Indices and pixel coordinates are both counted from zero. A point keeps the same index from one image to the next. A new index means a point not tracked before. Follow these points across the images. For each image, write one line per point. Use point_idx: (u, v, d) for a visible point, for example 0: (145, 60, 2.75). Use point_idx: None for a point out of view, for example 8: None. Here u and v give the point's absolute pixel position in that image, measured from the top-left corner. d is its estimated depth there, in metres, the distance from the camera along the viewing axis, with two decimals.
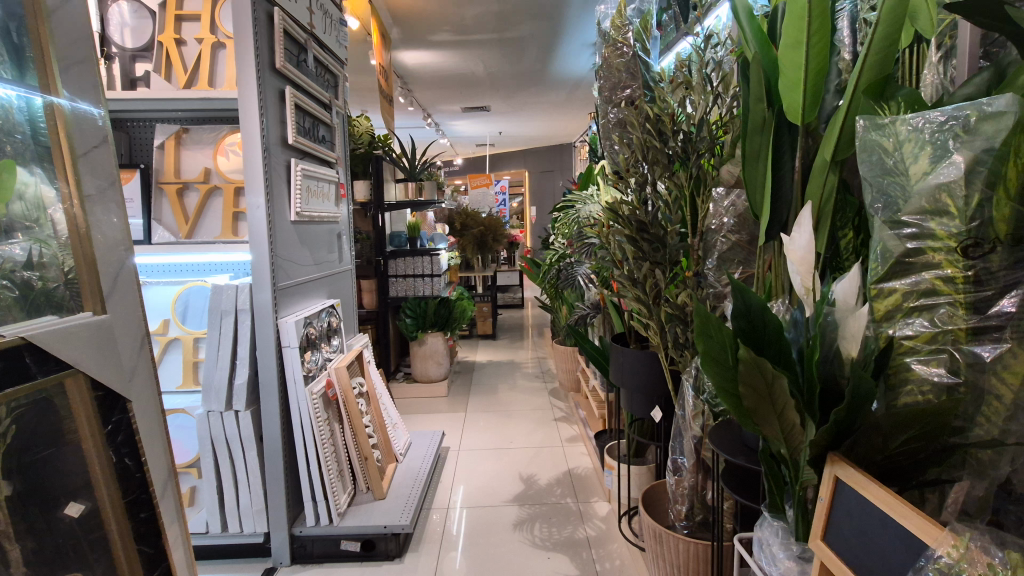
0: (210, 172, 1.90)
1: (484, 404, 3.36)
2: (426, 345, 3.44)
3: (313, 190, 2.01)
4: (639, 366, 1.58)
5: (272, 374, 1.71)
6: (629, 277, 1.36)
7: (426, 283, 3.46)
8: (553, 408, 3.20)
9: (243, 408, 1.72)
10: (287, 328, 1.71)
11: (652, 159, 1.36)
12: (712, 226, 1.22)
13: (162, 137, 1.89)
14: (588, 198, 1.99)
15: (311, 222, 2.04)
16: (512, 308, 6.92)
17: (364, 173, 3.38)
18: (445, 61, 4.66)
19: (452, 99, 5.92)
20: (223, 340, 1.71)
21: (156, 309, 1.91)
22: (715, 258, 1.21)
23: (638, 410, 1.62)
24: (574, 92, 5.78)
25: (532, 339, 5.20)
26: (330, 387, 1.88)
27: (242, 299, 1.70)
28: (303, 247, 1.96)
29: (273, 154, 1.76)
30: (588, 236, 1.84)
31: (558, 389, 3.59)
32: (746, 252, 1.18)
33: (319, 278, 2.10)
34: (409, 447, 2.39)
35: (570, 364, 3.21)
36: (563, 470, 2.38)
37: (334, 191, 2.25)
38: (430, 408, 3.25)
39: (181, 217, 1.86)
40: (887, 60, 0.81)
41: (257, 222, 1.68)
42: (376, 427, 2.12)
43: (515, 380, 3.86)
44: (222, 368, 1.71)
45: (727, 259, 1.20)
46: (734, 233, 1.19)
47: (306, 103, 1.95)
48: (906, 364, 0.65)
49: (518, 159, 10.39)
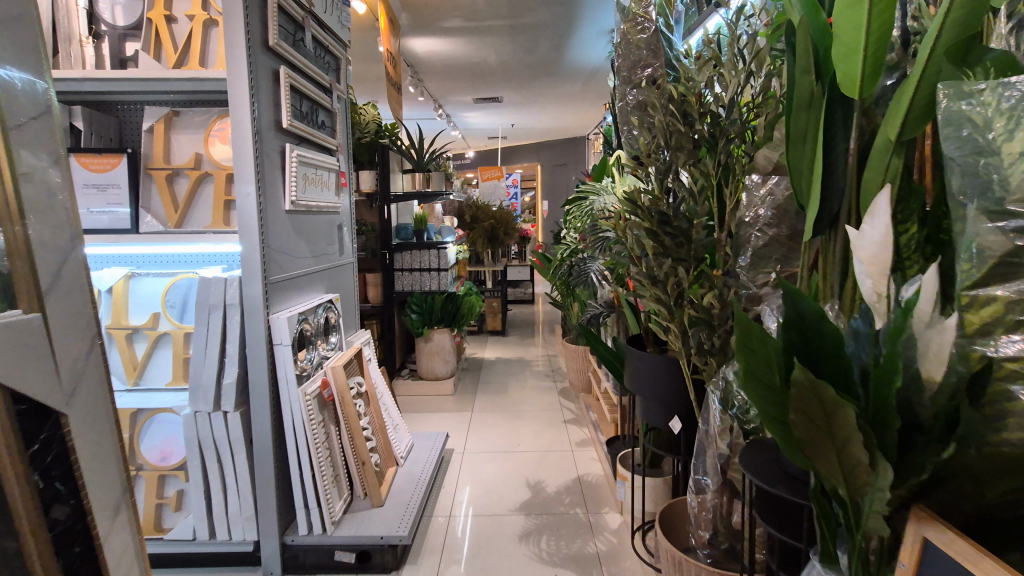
0: (200, 158, 1.79)
1: (491, 403, 3.24)
2: (432, 341, 3.34)
3: (310, 179, 1.90)
4: (659, 370, 1.45)
5: (263, 374, 1.61)
6: (648, 275, 1.22)
7: (432, 277, 3.33)
8: (563, 409, 3.07)
9: (232, 409, 1.61)
10: (279, 325, 1.61)
11: (676, 144, 1.23)
12: (746, 219, 1.07)
13: (151, 120, 1.77)
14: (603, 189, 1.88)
15: (308, 212, 1.93)
16: (522, 304, 6.79)
17: (370, 162, 3.27)
18: (456, 49, 4.53)
19: (463, 89, 5.79)
20: (211, 336, 1.60)
21: (147, 301, 1.83)
22: (750, 255, 1.08)
23: (655, 421, 1.50)
24: (589, 83, 5.62)
25: (543, 336, 5.07)
26: (326, 388, 1.77)
27: (231, 293, 1.59)
28: (299, 239, 1.86)
29: (266, 139, 1.65)
30: (602, 230, 1.72)
31: (568, 389, 3.46)
32: (786, 248, 1.05)
33: (316, 272, 2.00)
34: (411, 450, 2.28)
35: (581, 364, 3.08)
36: (573, 477, 2.26)
37: (335, 180, 2.14)
38: (436, 407, 3.14)
39: (171, 205, 1.75)
40: (976, 13, 0.65)
41: (247, 212, 1.57)
42: (375, 429, 2.01)
43: (524, 379, 3.74)
44: (210, 366, 1.60)
45: (764, 256, 1.06)
46: (772, 226, 1.05)
47: (303, 85, 1.84)
48: (1008, 393, 0.51)
49: (531, 152, 10.25)
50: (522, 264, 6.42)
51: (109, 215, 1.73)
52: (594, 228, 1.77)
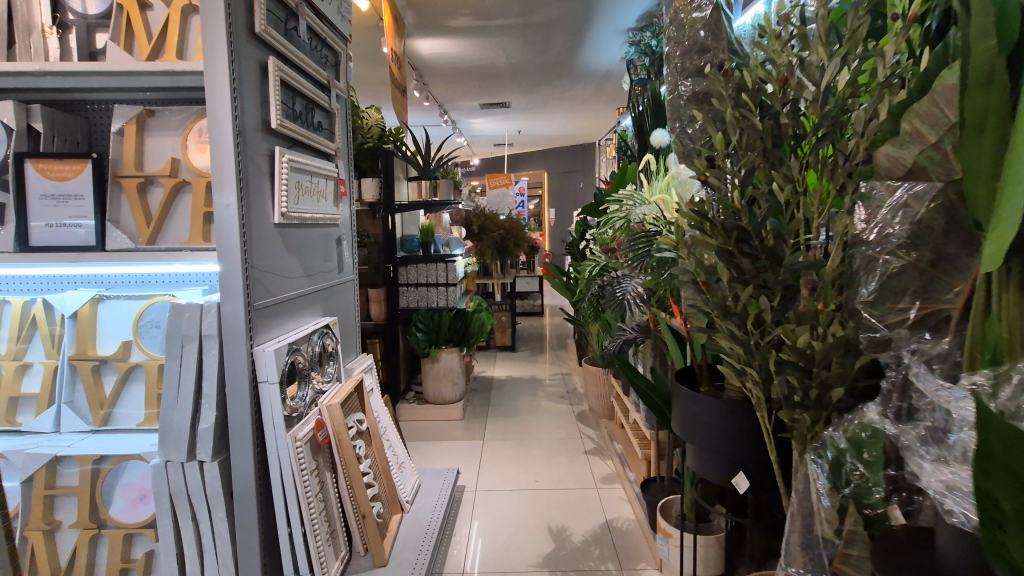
0: (177, 163, 1.55)
1: (504, 429, 2.99)
2: (439, 362, 3.10)
3: (304, 187, 1.67)
4: (718, 417, 1.20)
5: (245, 418, 1.36)
6: (720, 305, 0.98)
7: (439, 292, 3.09)
8: (583, 437, 2.81)
9: (210, 459, 1.37)
10: (264, 360, 1.36)
11: (751, 144, 0.98)
12: (870, 235, 0.84)
13: (121, 121, 1.54)
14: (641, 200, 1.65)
15: (302, 225, 1.69)
16: (531, 316, 6.54)
17: (372, 169, 3.07)
18: (465, 51, 4.33)
19: (470, 93, 5.59)
20: (184, 373, 1.35)
21: (116, 328, 1.61)
22: (876, 286, 0.83)
23: (713, 475, 1.25)
24: (602, 86, 5.39)
25: (555, 352, 4.81)
26: (319, 430, 1.53)
27: (207, 322, 1.35)
28: (291, 256, 1.62)
29: (250, 141, 1.41)
30: (644, 246, 1.49)
31: (586, 412, 3.20)
32: (927, 279, 0.80)
33: (311, 293, 1.76)
34: (417, 492, 2.03)
35: (603, 387, 2.83)
36: (600, 522, 2.01)
37: (333, 189, 1.91)
38: (444, 435, 2.90)
39: (142, 218, 1.52)
40: None
41: (228, 227, 1.32)
42: (378, 472, 1.77)
43: (538, 400, 3.47)
44: (183, 410, 1.35)
45: (896, 288, 0.82)
46: (906, 250, 0.81)
47: (296, 80, 1.61)
48: None
49: (538, 159, 10.04)
50: (531, 275, 6.18)
51: (71, 230, 1.49)
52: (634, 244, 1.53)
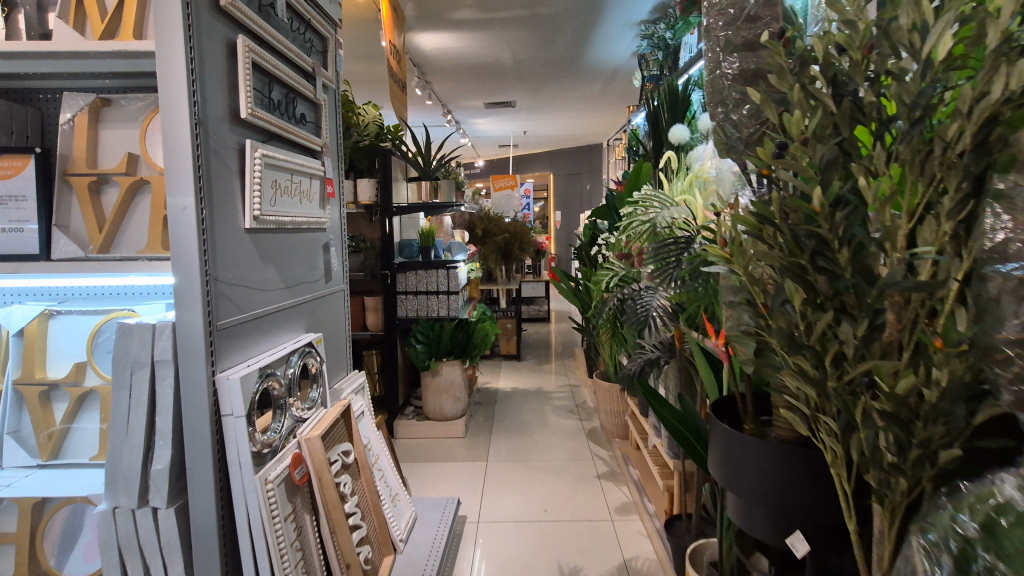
0: (135, 159, 1.36)
1: (509, 448, 2.78)
2: (440, 376, 2.89)
3: (283, 187, 1.47)
4: (770, 466, 0.99)
5: (206, 458, 1.16)
6: (787, 335, 0.77)
7: (440, 301, 2.89)
8: (594, 458, 2.60)
9: (165, 506, 1.16)
10: (228, 390, 1.16)
11: (826, 130, 0.77)
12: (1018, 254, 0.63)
13: (72, 111, 1.34)
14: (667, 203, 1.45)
15: (280, 230, 1.49)
16: (537, 322, 6.33)
17: (369, 169, 2.90)
18: (468, 46, 4.13)
19: (474, 91, 5.40)
20: (134, 406, 1.15)
21: (68, 348, 1.42)
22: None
23: (761, 534, 1.03)
24: (610, 84, 5.18)
25: (561, 361, 4.60)
26: (297, 468, 1.32)
27: (160, 346, 1.14)
28: (267, 266, 1.42)
29: (214, 133, 1.21)
30: (673, 255, 1.29)
31: (597, 430, 2.98)
32: None
33: (291, 307, 1.56)
34: (413, 527, 1.82)
35: (617, 405, 2.61)
36: (617, 562, 1.80)
37: (319, 189, 1.70)
38: (445, 455, 2.69)
39: (94, 222, 1.31)
40: None
41: (185, 233, 1.12)
42: (367, 509, 1.56)
43: (545, 415, 3.26)
44: (134, 448, 1.15)
45: None
46: None
47: (272, 63, 1.41)
48: None
49: (543, 160, 9.86)
50: (536, 280, 5.98)
51: (12, 235, 1.29)
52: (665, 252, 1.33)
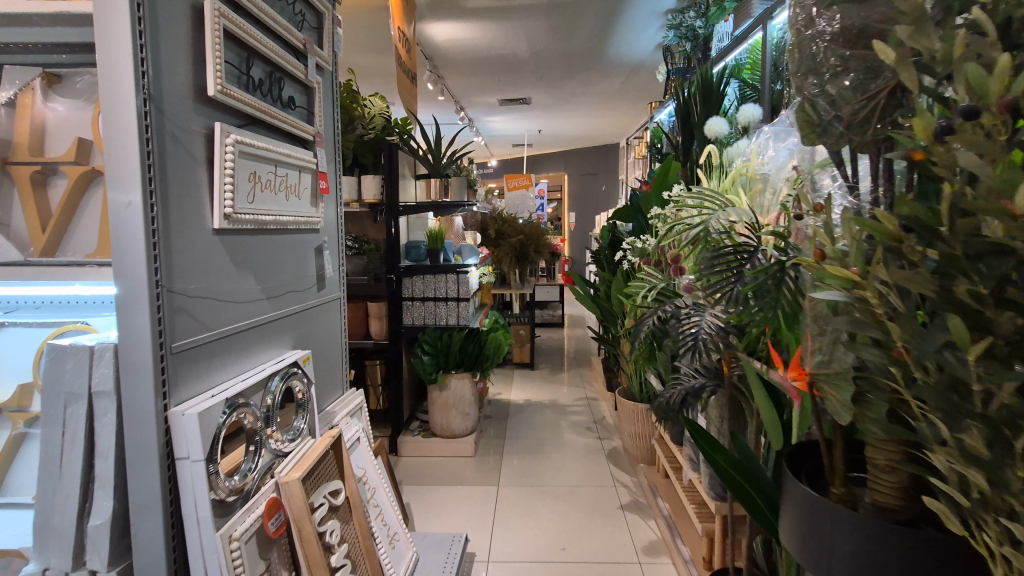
0: (86, 146, 1.14)
1: (522, 470, 2.55)
2: (448, 390, 2.66)
3: (265, 182, 1.25)
4: (875, 553, 0.75)
5: (157, 513, 0.94)
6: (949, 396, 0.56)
7: (449, 308, 2.66)
8: (617, 485, 2.36)
9: (106, 569, 0.95)
10: (182, 430, 0.94)
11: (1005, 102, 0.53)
12: None
13: (12, 89, 1.13)
14: (723, 205, 1.21)
15: (260, 231, 1.27)
16: (551, 327, 6.09)
17: (374, 165, 2.70)
18: (483, 37, 3.92)
19: (489, 86, 5.18)
20: (70, 447, 0.94)
21: (15, 367, 1.22)
22: None
23: None
24: (631, 79, 4.94)
25: (576, 370, 4.36)
26: (271, 517, 1.10)
27: (101, 374, 0.93)
28: (243, 273, 1.20)
29: (173, 114, 0.99)
30: (735, 269, 1.07)
31: (618, 450, 2.74)
32: None
33: (274, 321, 1.34)
34: (415, 570, 1.60)
35: (642, 428, 2.38)
36: None
37: (310, 184, 1.49)
38: (453, 477, 2.47)
39: (36, 220, 1.11)
40: None
41: (130, 236, 0.90)
42: (359, 558, 1.34)
43: (560, 432, 3.03)
44: (69, 498, 0.94)
45: None
46: None
47: (252, 35, 1.19)
48: None
49: (558, 160, 9.63)
50: (551, 284, 5.74)
51: None
52: (729, 263, 1.08)
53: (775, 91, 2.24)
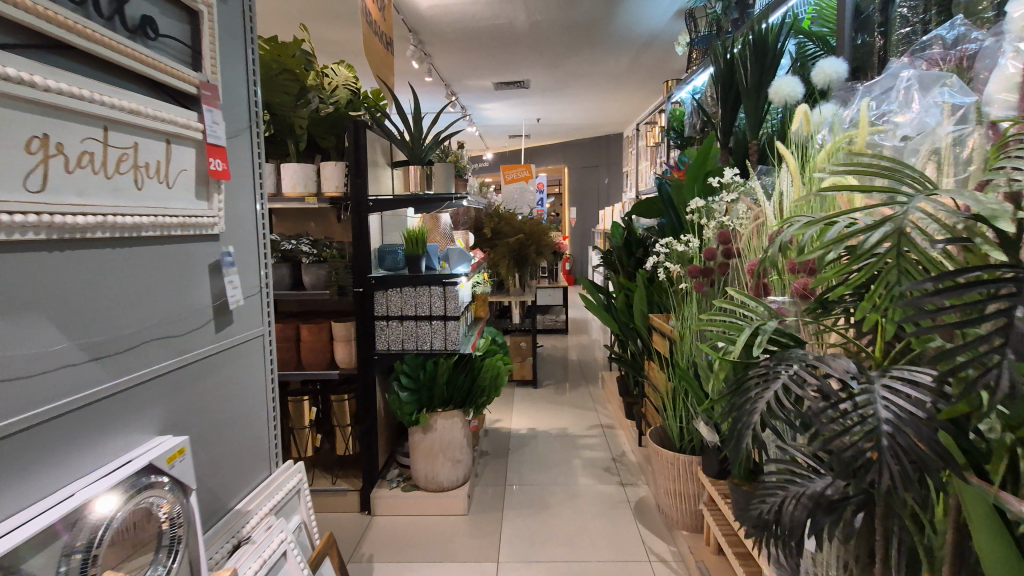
0: None
1: (529, 532, 2.01)
2: (432, 433, 2.12)
3: (76, 154, 0.70)
4: None
5: None
6: None
7: (433, 329, 2.12)
8: (651, 559, 1.82)
9: None
10: None
11: None
12: None
13: None
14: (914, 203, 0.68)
15: (71, 243, 0.72)
16: (554, 334, 5.54)
17: (338, 150, 2.16)
18: (475, 4, 3.37)
19: (483, 67, 4.64)
20: None
21: None
22: None
23: None
24: (642, 57, 4.41)
25: (586, 387, 3.82)
26: None
27: None
28: (25, 321, 0.66)
29: None
30: (989, 321, 0.52)
31: (646, 501, 2.21)
32: None
33: (117, 393, 0.80)
34: None
35: (685, 484, 1.83)
36: None
37: (190, 165, 0.93)
38: (439, 547, 1.93)
39: None
40: None
41: None
42: None
43: (572, 473, 2.49)
44: None
45: None
46: None
47: None
48: None
49: (558, 152, 9.09)
50: (553, 286, 5.19)
51: None
52: (970, 304, 0.54)
53: (859, 45, 1.71)
